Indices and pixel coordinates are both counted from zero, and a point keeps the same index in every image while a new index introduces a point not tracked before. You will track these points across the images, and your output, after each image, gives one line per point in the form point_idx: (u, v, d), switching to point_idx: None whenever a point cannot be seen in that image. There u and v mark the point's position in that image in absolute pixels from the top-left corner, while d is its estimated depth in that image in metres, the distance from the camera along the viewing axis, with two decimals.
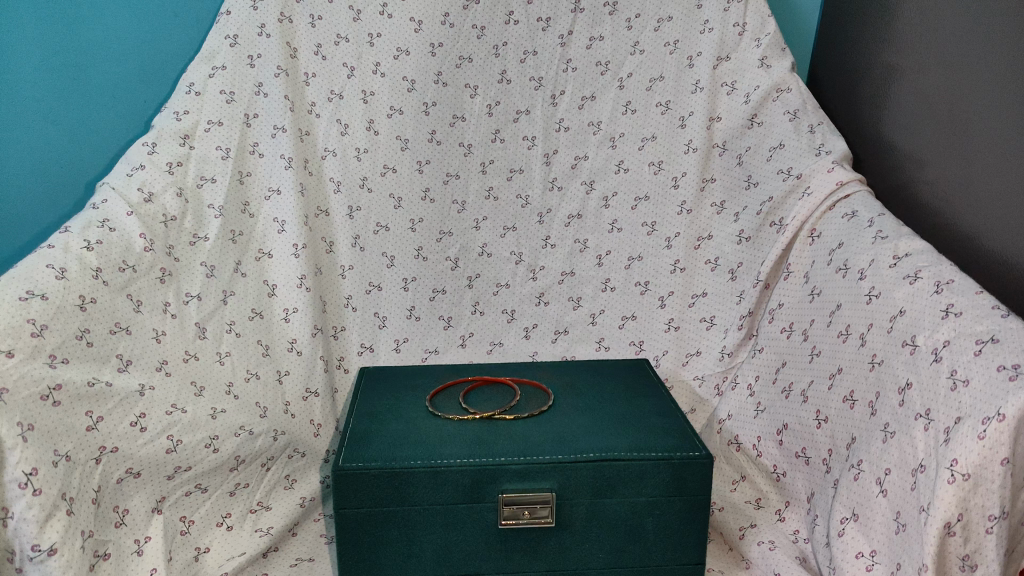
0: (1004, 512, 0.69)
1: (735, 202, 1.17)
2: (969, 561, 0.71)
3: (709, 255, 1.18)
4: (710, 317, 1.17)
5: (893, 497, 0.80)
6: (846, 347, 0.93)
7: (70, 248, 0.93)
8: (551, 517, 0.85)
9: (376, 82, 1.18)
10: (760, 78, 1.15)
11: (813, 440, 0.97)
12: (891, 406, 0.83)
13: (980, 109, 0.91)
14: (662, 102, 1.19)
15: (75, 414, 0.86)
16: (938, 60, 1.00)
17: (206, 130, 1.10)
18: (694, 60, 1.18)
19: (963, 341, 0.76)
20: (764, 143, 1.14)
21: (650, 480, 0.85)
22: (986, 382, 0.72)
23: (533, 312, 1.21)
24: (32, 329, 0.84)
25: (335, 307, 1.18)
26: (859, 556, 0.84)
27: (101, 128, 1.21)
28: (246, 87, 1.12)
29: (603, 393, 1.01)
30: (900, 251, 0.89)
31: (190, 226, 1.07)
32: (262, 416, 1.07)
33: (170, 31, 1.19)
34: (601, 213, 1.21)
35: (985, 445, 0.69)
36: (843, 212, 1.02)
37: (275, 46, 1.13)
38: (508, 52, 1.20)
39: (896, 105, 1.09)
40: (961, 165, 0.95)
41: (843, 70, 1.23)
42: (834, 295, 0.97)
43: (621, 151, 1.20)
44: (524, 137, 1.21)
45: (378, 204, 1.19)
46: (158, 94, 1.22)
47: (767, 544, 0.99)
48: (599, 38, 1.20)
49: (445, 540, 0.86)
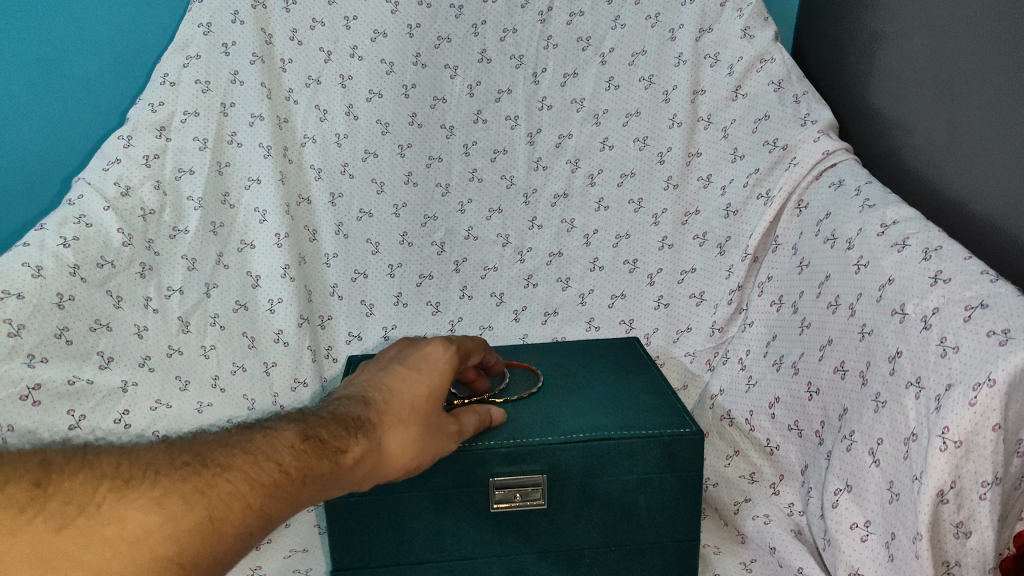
0: (996, 478, 0.68)
1: (721, 175, 1.15)
2: (964, 528, 0.70)
3: (696, 231, 1.17)
4: (699, 292, 1.16)
5: (886, 467, 0.79)
6: (835, 317, 0.92)
7: (46, 245, 0.93)
8: (543, 499, 0.85)
9: (354, 66, 1.16)
10: (744, 48, 1.12)
11: (805, 412, 0.97)
12: (882, 375, 0.82)
13: (966, 72, 0.89)
14: (645, 76, 1.17)
15: (56, 413, 0.93)
16: (922, 23, 0.98)
17: (182, 121, 1.08)
18: (676, 33, 1.15)
19: (952, 308, 0.75)
20: (750, 115, 1.12)
21: (640, 458, 0.84)
22: (977, 347, 0.70)
23: (522, 294, 1.20)
24: (9, 330, 0.90)
25: (320, 296, 1.17)
26: (853, 527, 0.83)
27: (77, 123, 1.19)
28: (221, 76, 1.10)
29: (594, 372, 1.00)
30: (887, 219, 0.88)
31: (169, 219, 1.05)
32: (250, 408, 1.06)
33: (144, 21, 1.16)
34: (587, 191, 1.19)
35: (976, 412, 0.67)
36: (830, 181, 1.01)
37: (250, 32, 1.10)
38: (487, 31, 1.17)
39: (882, 72, 1.07)
40: (948, 129, 0.93)
41: (826, 42, 1.22)
42: (823, 266, 0.97)
43: (606, 128, 1.18)
44: (507, 117, 1.19)
45: (360, 190, 1.17)
46: (134, 87, 1.19)
47: (762, 518, 0.98)
48: (580, 13, 1.17)
49: (438, 525, 0.85)
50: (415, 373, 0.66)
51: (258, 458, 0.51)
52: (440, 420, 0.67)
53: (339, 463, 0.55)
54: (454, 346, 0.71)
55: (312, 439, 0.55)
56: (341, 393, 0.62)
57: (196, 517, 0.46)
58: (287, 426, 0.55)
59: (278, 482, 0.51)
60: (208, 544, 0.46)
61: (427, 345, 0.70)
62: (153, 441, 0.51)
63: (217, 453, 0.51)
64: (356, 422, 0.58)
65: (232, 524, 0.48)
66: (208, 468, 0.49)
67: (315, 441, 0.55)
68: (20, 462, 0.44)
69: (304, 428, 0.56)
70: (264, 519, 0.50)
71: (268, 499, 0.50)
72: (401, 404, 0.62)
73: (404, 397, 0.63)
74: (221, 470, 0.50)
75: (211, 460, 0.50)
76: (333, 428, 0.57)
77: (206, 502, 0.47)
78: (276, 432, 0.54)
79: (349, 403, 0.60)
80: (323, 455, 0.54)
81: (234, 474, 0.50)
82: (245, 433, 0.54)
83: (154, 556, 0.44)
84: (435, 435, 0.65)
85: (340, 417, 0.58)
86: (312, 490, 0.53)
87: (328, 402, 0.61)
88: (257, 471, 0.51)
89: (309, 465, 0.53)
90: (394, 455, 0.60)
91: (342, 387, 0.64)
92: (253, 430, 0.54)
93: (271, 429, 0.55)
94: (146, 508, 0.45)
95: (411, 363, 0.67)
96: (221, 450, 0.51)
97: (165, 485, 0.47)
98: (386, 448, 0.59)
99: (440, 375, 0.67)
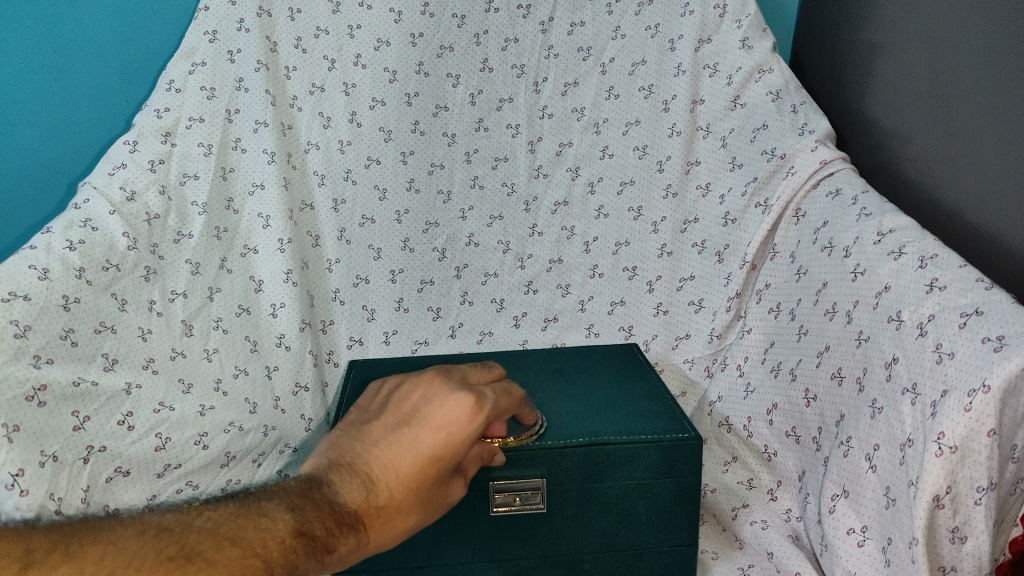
0: (992, 483, 0.69)
1: (720, 184, 1.16)
2: (959, 533, 0.71)
3: (695, 238, 1.18)
4: (698, 300, 1.17)
5: (883, 473, 0.80)
6: (833, 324, 0.93)
7: (52, 248, 0.95)
8: (543, 503, 0.85)
9: (357, 74, 1.17)
10: (742, 59, 1.14)
11: (803, 419, 0.97)
12: (879, 382, 0.83)
13: (963, 85, 0.90)
14: (645, 86, 1.18)
15: (61, 414, 0.91)
16: (919, 35, 0.99)
17: (187, 128, 1.09)
18: (676, 43, 1.17)
19: (948, 315, 0.76)
20: (748, 124, 1.14)
21: (640, 462, 0.85)
22: (971, 354, 0.71)
23: (522, 300, 1.21)
24: (16, 330, 0.88)
25: (322, 301, 1.18)
26: (850, 532, 0.84)
27: (82, 128, 1.20)
28: (226, 83, 1.11)
29: (594, 378, 1.01)
30: (884, 228, 0.89)
31: (173, 224, 1.06)
32: (251, 412, 1.08)
33: (150, 29, 1.18)
34: (587, 199, 1.20)
35: (971, 417, 0.68)
36: (828, 191, 1.02)
37: (255, 40, 1.12)
38: (489, 41, 1.19)
39: (879, 82, 1.08)
40: (945, 139, 0.94)
41: (824, 54, 1.24)
42: (820, 274, 0.98)
43: (606, 136, 1.20)
44: (508, 125, 1.21)
45: (363, 197, 1.19)
46: (140, 93, 1.21)
47: (760, 523, 0.99)
48: (580, 24, 1.19)
49: (438, 530, 0.86)
50: (427, 447, 0.61)
51: (243, 554, 0.53)
52: (445, 492, 0.64)
53: (323, 562, 0.56)
54: (486, 412, 0.63)
55: (303, 537, 0.55)
56: (346, 462, 0.61)
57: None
58: (282, 513, 0.56)
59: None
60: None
61: (453, 401, 0.63)
62: (148, 526, 0.53)
63: (205, 547, 0.52)
64: (350, 515, 0.58)
65: None
66: (190, 566, 0.50)
67: (303, 539, 0.55)
68: (9, 554, 0.47)
69: (298, 519, 0.56)
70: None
71: None
72: (401, 491, 0.60)
73: (405, 483, 0.60)
74: (206, 566, 0.51)
75: (198, 556, 0.51)
76: (325, 521, 0.57)
77: None
78: (271, 521, 0.55)
79: (348, 484, 0.59)
80: (306, 551, 0.55)
81: (216, 573, 0.51)
82: (238, 520, 0.55)
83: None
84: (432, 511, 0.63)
85: (334, 509, 0.57)
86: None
87: (332, 471, 0.60)
88: (239, 570, 0.52)
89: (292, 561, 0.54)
90: (382, 542, 0.61)
91: (351, 445, 0.62)
92: (247, 516, 0.55)
93: (267, 514, 0.56)
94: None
95: (425, 429, 0.62)
96: (209, 544, 0.53)
97: None
98: (374, 538, 0.60)
99: (452, 452, 0.62)
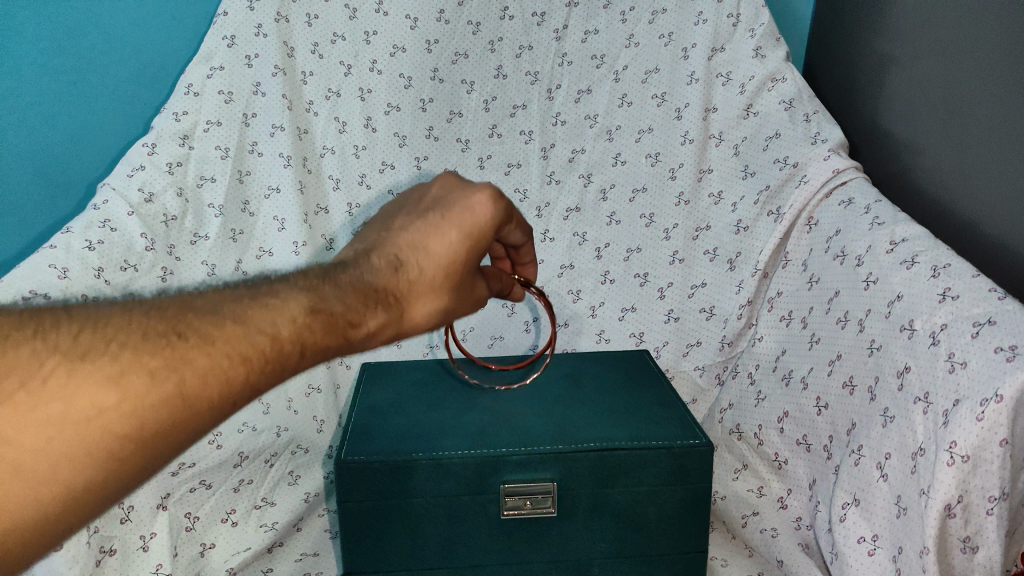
0: (1004, 493, 0.69)
1: (732, 192, 1.16)
2: (970, 543, 0.71)
3: (707, 246, 1.18)
4: (709, 307, 1.17)
5: (894, 481, 0.80)
6: (845, 333, 0.94)
7: (71, 248, 0.95)
8: (553, 507, 0.86)
9: (373, 80, 1.18)
10: (755, 67, 1.14)
11: (814, 427, 0.97)
12: (891, 391, 0.83)
13: (976, 97, 0.91)
14: (658, 94, 1.19)
15: None
16: (932, 47, 1.00)
17: (205, 131, 1.10)
18: (689, 52, 1.18)
19: (961, 324, 0.76)
20: (761, 133, 1.14)
21: (651, 468, 0.85)
22: (984, 363, 0.71)
23: (533, 306, 1.22)
24: None
25: None
26: (861, 541, 0.84)
27: (99, 131, 1.22)
28: (244, 87, 1.12)
29: (605, 383, 1.01)
30: (897, 237, 0.89)
31: (190, 225, 1.08)
32: (265, 413, 1.12)
33: (169, 34, 1.20)
34: (599, 206, 1.21)
35: (984, 426, 0.68)
36: (841, 199, 1.02)
37: (272, 45, 1.13)
38: (504, 48, 1.20)
39: (892, 93, 1.09)
40: (957, 151, 0.95)
41: (837, 63, 1.24)
42: (832, 282, 0.98)
43: (618, 144, 1.21)
44: (522, 131, 1.21)
45: (377, 201, 1.19)
46: (158, 96, 1.23)
47: (769, 531, 1.00)
48: (594, 32, 1.20)
49: (450, 531, 0.87)
50: (454, 231, 0.59)
51: (248, 333, 0.47)
52: (469, 286, 0.62)
53: (349, 339, 0.51)
54: (505, 204, 0.62)
55: (320, 314, 0.50)
56: (371, 248, 0.56)
57: (161, 397, 0.42)
58: (295, 293, 0.50)
59: (265, 360, 0.47)
60: (182, 418, 0.43)
61: (476, 201, 0.61)
62: (130, 303, 0.45)
63: (200, 322, 0.46)
64: (379, 293, 0.53)
65: (204, 400, 0.44)
66: (184, 340, 0.44)
67: (322, 316, 0.50)
68: None
69: (314, 297, 0.50)
70: (252, 396, 0.47)
71: (252, 376, 0.47)
72: (431, 271, 0.57)
73: (434, 265, 0.57)
74: (201, 343, 0.45)
75: (192, 332, 0.45)
76: (349, 299, 0.52)
77: (175, 379, 0.43)
78: (280, 301, 0.49)
79: (375, 264, 0.55)
80: (326, 329, 0.50)
81: (216, 350, 0.45)
82: (239, 299, 0.49)
83: (106, 433, 0.41)
84: (459, 301, 0.61)
85: (362, 287, 0.53)
86: (310, 362, 0.50)
87: (354, 257, 0.56)
88: (245, 347, 0.46)
89: (307, 341, 0.49)
90: (411, 326, 0.57)
91: (373, 237, 0.58)
92: (249, 297, 0.49)
93: (277, 294, 0.50)
94: (102, 381, 0.41)
95: (450, 216, 0.59)
96: (206, 318, 0.46)
97: (129, 360, 0.42)
98: (406, 319, 0.56)
99: (477, 238, 0.60)
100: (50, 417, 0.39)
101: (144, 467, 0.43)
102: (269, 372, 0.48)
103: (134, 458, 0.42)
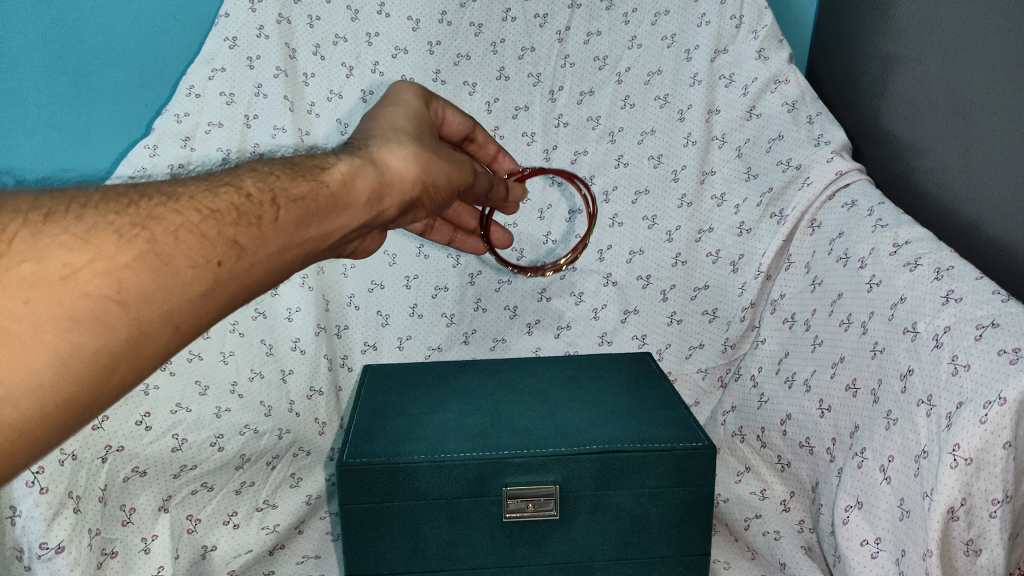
0: (1007, 496, 0.68)
1: (735, 194, 1.16)
2: (974, 545, 0.71)
3: (710, 248, 1.18)
4: (712, 309, 1.17)
5: (897, 484, 0.80)
6: (848, 335, 0.93)
7: None
8: (556, 509, 0.85)
9: (375, 81, 1.18)
10: (758, 69, 1.14)
11: (816, 430, 0.97)
12: (894, 394, 0.83)
13: (979, 98, 0.91)
14: (660, 95, 1.19)
15: None
16: (936, 47, 0.99)
17: (207, 132, 1.11)
18: (692, 53, 1.17)
19: (964, 326, 0.76)
20: (763, 135, 1.14)
21: (653, 470, 0.85)
22: (987, 366, 0.71)
23: (535, 308, 1.22)
24: None
25: (337, 306, 1.18)
26: (864, 543, 0.84)
27: (101, 132, 1.22)
28: (245, 89, 1.13)
29: (607, 385, 1.01)
30: (900, 239, 0.89)
31: None
32: (267, 415, 1.09)
33: (171, 35, 1.20)
34: (601, 208, 1.21)
35: (987, 429, 0.68)
36: (844, 202, 1.02)
37: (274, 46, 1.13)
38: (506, 49, 1.20)
39: (896, 94, 1.09)
40: (959, 152, 0.95)
41: (840, 65, 1.24)
42: (835, 285, 0.98)
43: (621, 145, 1.20)
44: (524, 133, 1.21)
45: None
46: (160, 98, 1.23)
47: (772, 534, 1.01)
48: (597, 33, 1.20)
49: (451, 534, 0.86)
50: (395, 107, 0.65)
51: (217, 193, 0.48)
52: (443, 149, 0.63)
53: (323, 180, 0.53)
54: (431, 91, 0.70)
55: (283, 171, 0.53)
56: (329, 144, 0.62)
57: (134, 251, 0.42)
58: (257, 164, 0.53)
59: (238, 214, 0.48)
60: (165, 270, 0.43)
61: (403, 88, 0.68)
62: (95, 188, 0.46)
63: (167, 191, 0.47)
64: (340, 150, 0.57)
65: (186, 253, 0.44)
66: (149, 203, 0.45)
67: (283, 169, 0.53)
68: None
69: (275, 160, 0.54)
70: (238, 253, 0.47)
71: (229, 228, 0.47)
72: (385, 129, 0.61)
73: (384, 126, 0.61)
74: (168, 204, 0.46)
75: (157, 197, 0.46)
76: (310, 157, 0.55)
77: (149, 235, 0.43)
78: (244, 171, 0.52)
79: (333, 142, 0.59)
80: (295, 180, 0.52)
81: (183, 208, 0.46)
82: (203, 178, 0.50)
83: (86, 295, 0.39)
84: (438, 155, 0.62)
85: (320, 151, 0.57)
86: (292, 214, 0.50)
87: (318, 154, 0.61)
88: (210, 202, 0.47)
89: (278, 195, 0.50)
90: (394, 172, 0.58)
91: None
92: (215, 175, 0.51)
93: (241, 170, 0.52)
94: (66, 245, 0.39)
95: (387, 103, 0.66)
96: (166, 188, 0.47)
97: (97, 218, 0.42)
98: (381, 163, 0.57)
99: (417, 109, 0.66)
100: (20, 282, 0.37)
101: (136, 332, 0.41)
102: (249, 226, 0.48)
103: (122, 322, 0.40)
